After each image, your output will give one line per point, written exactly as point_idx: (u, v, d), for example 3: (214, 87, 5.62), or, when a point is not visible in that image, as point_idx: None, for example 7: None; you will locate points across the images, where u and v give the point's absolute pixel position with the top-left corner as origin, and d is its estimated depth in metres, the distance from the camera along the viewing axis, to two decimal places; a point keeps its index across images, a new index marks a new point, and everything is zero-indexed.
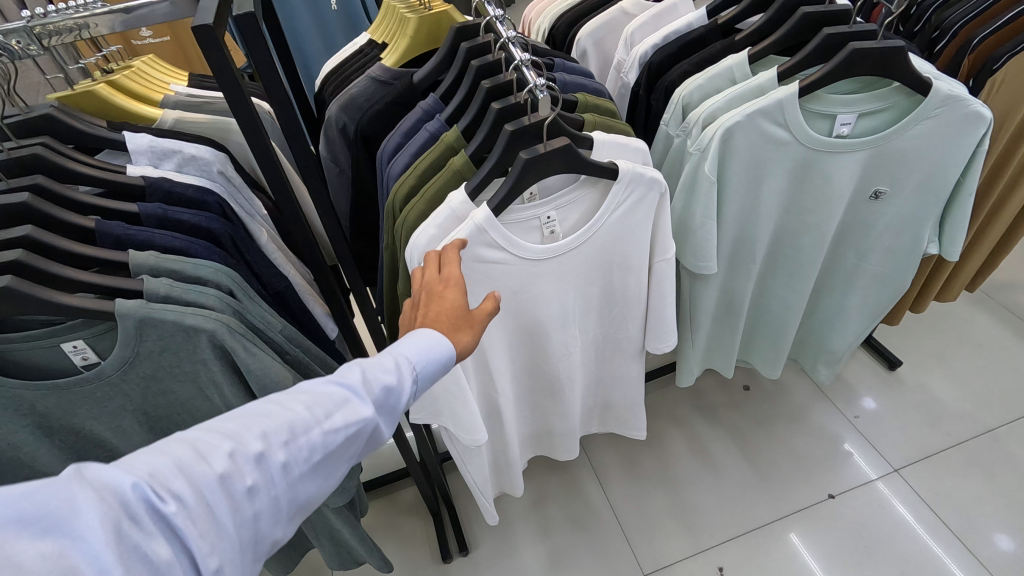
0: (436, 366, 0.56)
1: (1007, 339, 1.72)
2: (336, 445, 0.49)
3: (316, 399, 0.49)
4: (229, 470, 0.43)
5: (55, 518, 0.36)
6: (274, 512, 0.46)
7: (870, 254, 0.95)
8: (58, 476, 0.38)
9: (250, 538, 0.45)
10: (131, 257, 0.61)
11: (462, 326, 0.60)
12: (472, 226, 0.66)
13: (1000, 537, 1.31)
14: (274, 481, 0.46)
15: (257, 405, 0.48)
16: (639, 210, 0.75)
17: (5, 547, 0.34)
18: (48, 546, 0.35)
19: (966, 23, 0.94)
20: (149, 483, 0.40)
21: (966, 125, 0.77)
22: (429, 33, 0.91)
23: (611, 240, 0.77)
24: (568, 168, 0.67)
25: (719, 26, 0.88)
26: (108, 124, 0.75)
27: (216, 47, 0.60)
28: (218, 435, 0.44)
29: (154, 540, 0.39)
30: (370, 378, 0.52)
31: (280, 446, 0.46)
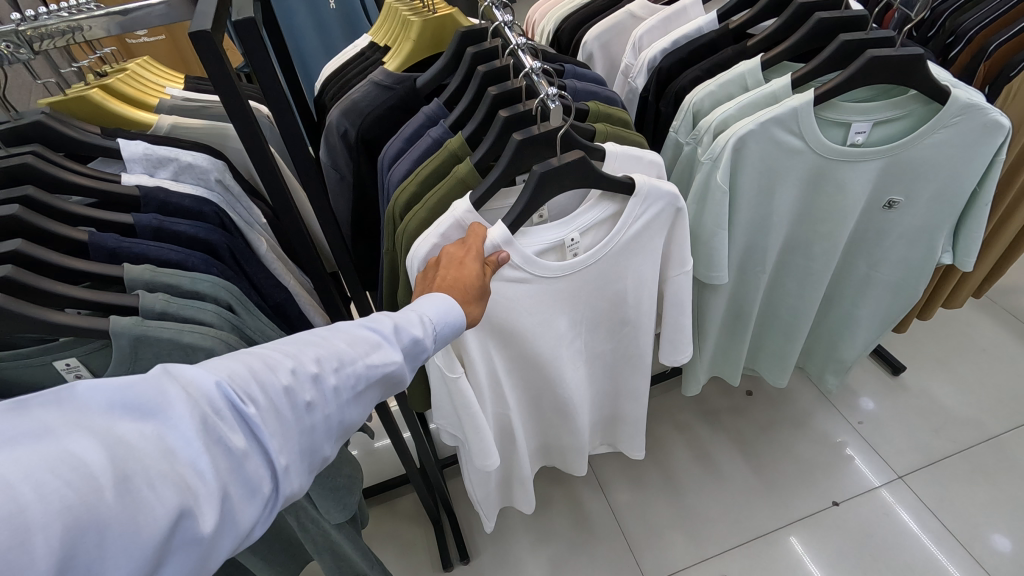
0: (451, 329, 0.57)
1: (1011, 345, 1.71)
2: (386, 371, 0.51)
3: (363, 331, 0.52)
4: (293, 384, 0.45)
5: (155, 404, 0.38)
6: (330, 428, 0.48)
7: (882, 262, 0.93)
8: (153, 370, 0.40)
9: (312, 447, 0.47)
10: (126, 271, 0.59)
11: (475, 299, 0.61)
12: (491, 247, 0.64)
13: (1005, 544, 1.30)
14: (331, 397, 0.48)
15: (311, 332, 0.51)
16: (655, 226, 0.74)
17: (115, 423, 0.37)
18: (148, 427, 0.37)
19: (982, 29, 0.93)
20: (230, 384, 0.42)
21: (985, 133, 0.75)
22: (432, 37, 0.89)
23: (623, 256, 0.75)
24: (583, 183, 0.65)
25: (730, 31, 0.86)
26: (102, 130, 0.73)
27: (214, 51, 0.57)
28: (281, 353, 0.46)
29: (234, 433, 0.41)
30: (401, 330, 0.54)
31: (333, 370, 0.48)
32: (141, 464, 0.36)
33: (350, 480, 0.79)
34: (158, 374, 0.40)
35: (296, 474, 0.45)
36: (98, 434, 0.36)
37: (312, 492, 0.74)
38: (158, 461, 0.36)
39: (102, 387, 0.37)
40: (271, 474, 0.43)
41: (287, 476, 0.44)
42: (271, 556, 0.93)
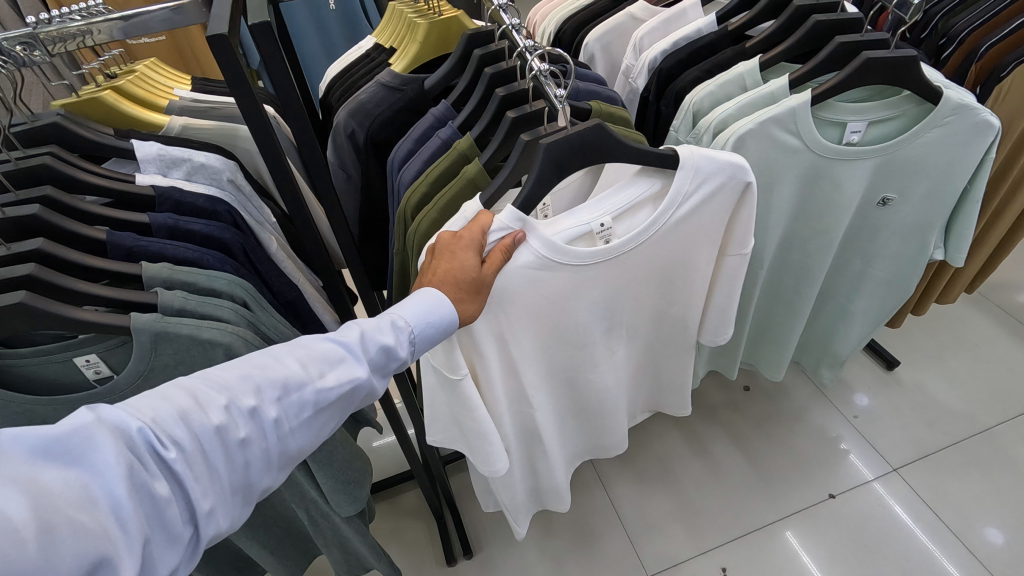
0: (437, 329, 0.61)
1: (1003, 340, 1.74)
2: (323, 404, 0.55)
3: (308, 360, 0.56)
4: (225, 422, 0.49)
5: (78, 452, 0.41)
6: (263, 463, 0.52)
7: (877, 259, 0.95)
8: (78, 414, 0.43)
9: (239, 484, 0.51)
10: (143, 269, 0.60)
11: (469, 295, 0.62)
12: (500, 232, 0.63)
13: (996, 535, 1.33)
14: (265, 432, 0.52)
15: (254, 359, 0.54)
16: (719, 200, 0.74)
17: (38, 473, 0.39)
18: (71, 476, 0.41)
19: (974, 30, 0.95)
20: (152, 428, 0.45)
21: (975, 133, 0.77)
22: (438, 39, 0.91)
23: (681, 232, 0.75)
24: (606, 155, 0.65)
25: (729, 33, 0.88)
26: (115, 131, 0.74)
27: (230, 56, 0.59)
28: (215, 389, 0.50)
29: (157, 480, 0.45)
30: (368, 337, 0.60)
31: (272, 404, 0.52)
32: (64, 514, 0.39)
33: (360, 473, 0.81)
34: (84, 420, 0.42)
35: (221, 513, 0.49)
36: (21, 484, 0.38)
37: (323, 484, 0.76)
38: (80, 510, 0.40)
39: (23, 438, 0.40)
40: (192, 516, 0.47)
41: (210, 517, 0.48)
42: (279, 550, 0.95)
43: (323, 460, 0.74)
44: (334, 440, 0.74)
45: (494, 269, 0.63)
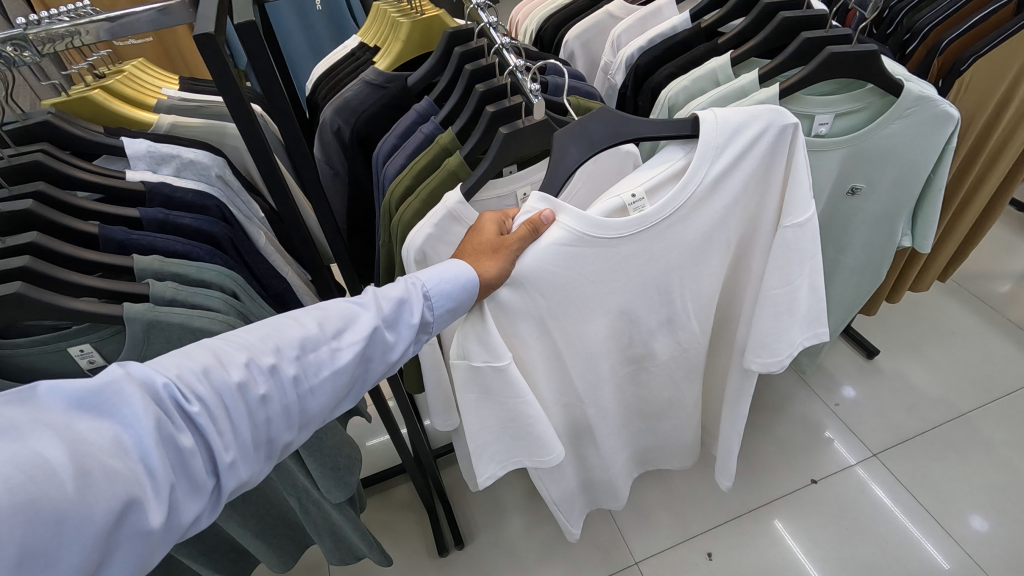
0: (454, 287, 0.63)
1: (977, 327, 1.79)
2: (341, 364, 0.58)
3: (324, 322, 0.59)
4: (246, 379, 0.52)
5: (110, 404, 0.45)
6: (284, 420, 0.55)
7: (849, 246, 0.99)
8: (110, 369, 0.46)
9: (261, 439, 0.54)
10: (135, 261, 0.62)
11: (487, 253, 0.63)
12: (528, 211, 0.63)
13: (974, 517, 1.37)
14: (284, 390, 0.54)
15: (274, 321, 0.57)
16: (762, 153, 0.69)
17: (74, 421, 0.43)
18: (105, 425, 0.44)
19: (936, 25, 0.99)
20: (176, 384, 0.48)
21: (936, 124, 0.80)
22: (420, 37, 0.93)
23: (722, 200, 0.71)
24: (620, 131, 0.66)
25: (702, 30, 0.91)
26: (105, 129, 0.76)
27: (217, 54, 0.61)
28: (236, 348, 0.53)
29: (182, 432, 0.48)
30: (381, 296, 0.62)
31: (290, 363, 0.55)
32: (98, 460, 0.42)
33: (349, 460, 0.83)
34: (117, 374, 0.46)
35: (243, 466, 0.52)
36: (60, 430, 0.42)
37: (313, 471, 0.78)
38: (113, 457, 0.43)
39: (63, 390, 0.43)
40: (215, 469, 0.50)
41: (231, 470, 0.51)
42: (272, 539, 0.97)
43: (313, 446, 0.76)
44: (324, 427, 0.76)
45: (523, 242, 0.63)
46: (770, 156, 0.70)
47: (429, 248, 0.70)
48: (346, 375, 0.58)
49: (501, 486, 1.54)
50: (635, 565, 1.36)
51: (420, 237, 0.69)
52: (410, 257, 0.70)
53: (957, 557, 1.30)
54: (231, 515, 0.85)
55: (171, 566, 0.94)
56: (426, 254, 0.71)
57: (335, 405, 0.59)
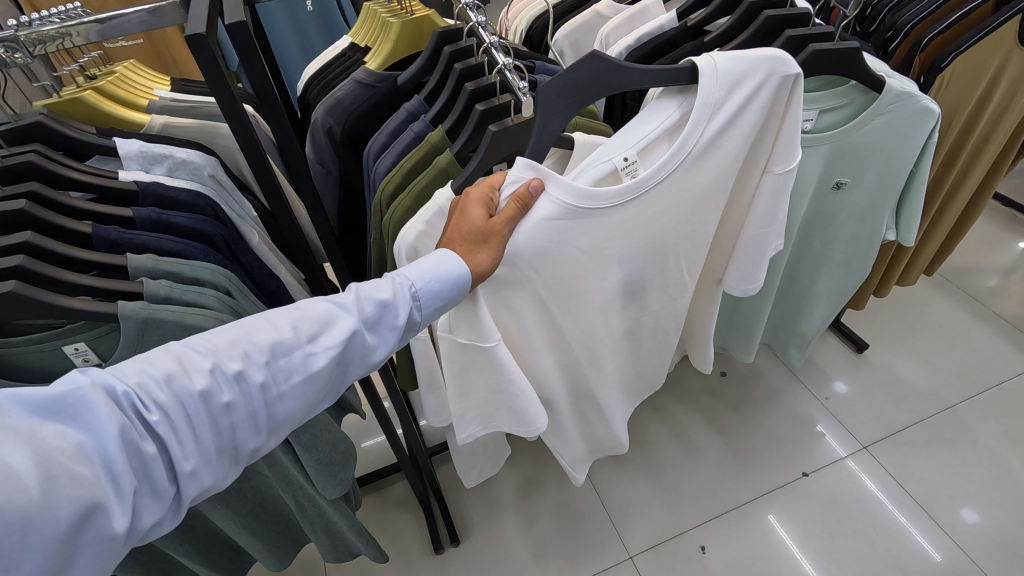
0: (443, 285, 0.63)
1: (965, 320, 1.82)
2: (313, 369, 0.58)
3: (299, 326, 0.59)
4: (211, 387, 0.52)
5: (74, 410, 0.45)
6: (250, 426, 0.55)
7: (835, 240, 1.00)
8: (73, 376, 0.46)
9: (225, 445, 0.54)
10: (129, 260, 0.63)
11: (476, 245, 0.63)
12: (513, 183, 0.64)
13: (963, 508, 1.39)
14: (250, 397, 0.55)
15: (246, 323, 0.57)
16: (758, 104, 0.70)
17: (38, 427, 0.43)
18: (68, 431, 0.44)
19: (917, 23, 1.01)
20: (136, 392, 0.48)
21: (917, 120, 0.83)
22: (411, 36, 0.94)
23: (721, 157, 0.73)
24: (613, 83, 0.66)
25: (689, 28, 0.92)
26: (97, 130, 0.76)
27: (209, 54, 0.62)
28: (204, 353, 0.53)
29: (145, 439, 0.48)
30: (358, 299, 0.62)
31: (259, 369, 0.55)
32: (62, 467, 0.43)
33: (344, 456, 0.83)
34: (80, 382, 0.46)
35: (206, 473, 0.53)
36: (22, 437, 0.42)
37: (308, 467, 0.79)
38: (76, 464, 0.44)
39: (24, 397, 0.43)
40: (178, 475, 0.51)
41: (192, 477, 0.52)
42: (268, 538, 0.97)
43: (308, 443, 0.76)
44: (318, 423, 0.77)
45: (509, 221, 0.63)
46: (773, 102, 0.72)
47: (421, 244, 0.71)
48: (318, 380, 0.58)
49: (496, 483, 1.55)
50: (629, 561, 1.38)
51: (413, 232, 0.69)
52: (401, 254, 0.70)
53: (946, 548, 1.32)
54: (227, 513, 0.86)
55: (166, 565, 0.94)
56: (418, 250, 0.71)
57: (305, 410, 0.60)
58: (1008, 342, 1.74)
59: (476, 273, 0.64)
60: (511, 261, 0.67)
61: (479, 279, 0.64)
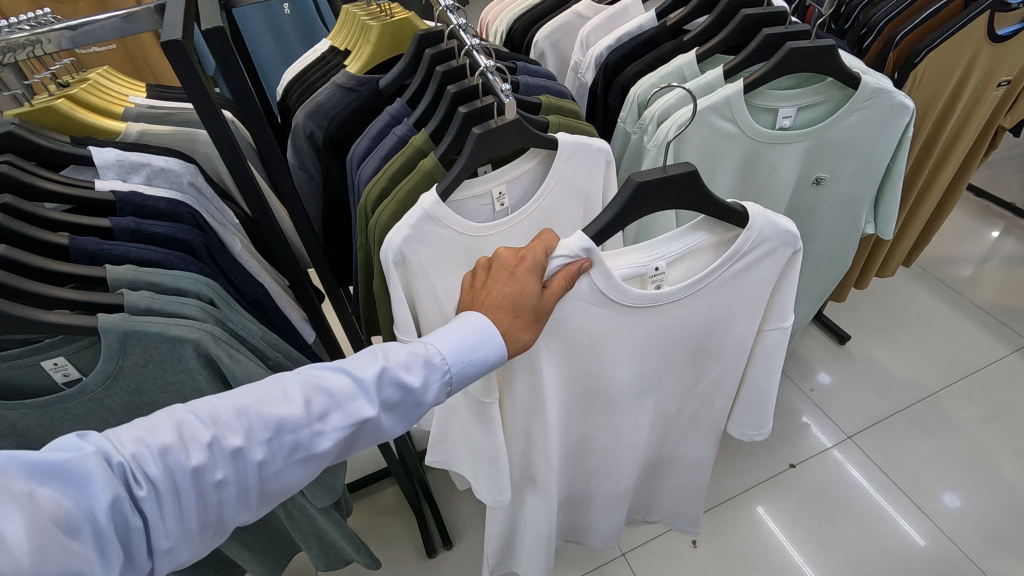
0: (477, 367, 0.61)
1: (943, 309, 1.86)
2: (316, 450, 0.57)
3: (310, 402, 0.57)
4: (205, 463, 0.51)
5: (69, 478, 0.45)
6: (239, 501, 0.55)
7: (816, 235, 1.03)
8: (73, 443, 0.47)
9: (210, 520, 0.54)
10: (108, 271, 0.61)
11: (525, 324, 0.60)
12: (564, 257, 0.60)
13: (945, 493, 1.42)
14: (244, 474, 0.54)
15: (258, 391, 0.56)
16: (765, 266, 0.70)
17: (35, 491, 0.44)
18: (62, 497, 0.45)
19: (890, 20, 1.03)
20: (130, 464, 0.48)
21: (893, 114, 0.84)
22: (391, 39, 0.93)
23: (716, 298, 0.72)
24: (683, 202, 0.65)
25: (668, 28, 0.94)
26: (71, 139, 0.74)
27: (186, 61, 0.61)
28: (205, 423, 0.52)
29: (133, 513, 0.49)
30: (380, 378, 0.59)
31: (259, 447, 0.54)
32: (50, 537, 0.43)
33: (335, 463, 0.83)
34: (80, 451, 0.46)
35: (184, 549, 0.53)
36: (21, 503, 0.43)
37: None
38: (63, 537, 0.44)
39: (22, 460, 0.43)
40: (157, 551, 0.51)
41: (169, 553, 0.52)
42: (256, 549, 0.96)
43: None
44: None
45: (556, 296, 0.60)
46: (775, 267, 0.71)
47: (407, 251, 0.71)
48: (318, 462, 0.57)
49: None
50: (622, 558, 1.38)
51: (398, 238, 0.69)
52: (389, 260, 0.70)
53: (928, 532, 1.35)
54: None
55: None
56: (405, 256, 0.71)
57: (301, 487, 0.59)
58: (984, 330, 1.78)
59: (514, 346, 0.61)
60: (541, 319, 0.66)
61: (515, 353, 0.61)
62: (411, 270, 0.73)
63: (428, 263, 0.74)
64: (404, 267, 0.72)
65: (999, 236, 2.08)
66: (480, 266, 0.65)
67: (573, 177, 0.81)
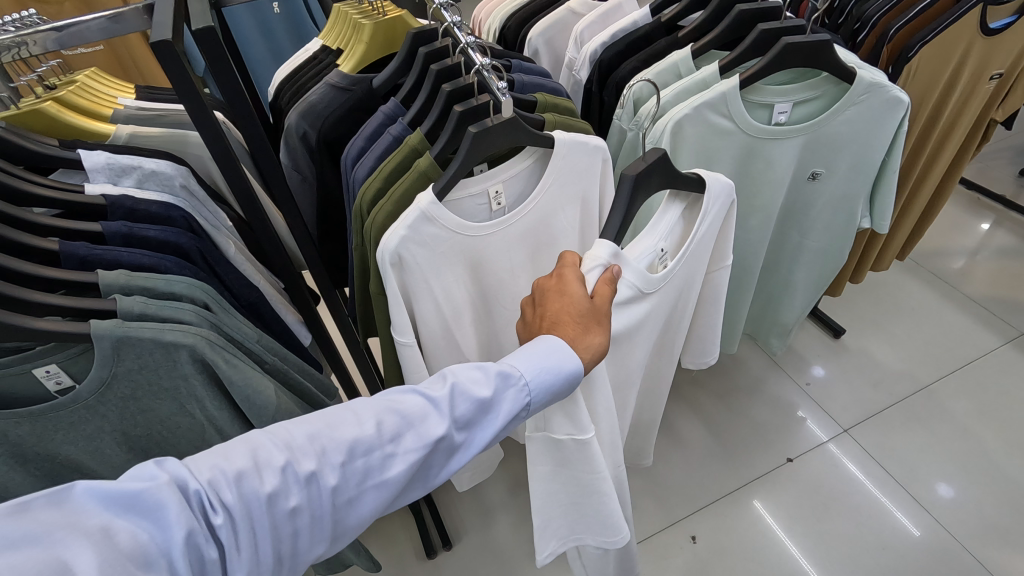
0: (553, 378, 0.59)
1: (935, 302, 1.87)
2: (390, 473, 0.55)
3: (381, 423, 0.56)
4: (279, 489, 0.51)
5: (144, 509, 0.45)
6: (312, 532, 0.53)
7: (811, 230, 1.03)
8: (148, 473, 0.47)
9: (284, 551, 0.52)
10: (100, 276, 0.60)
11: (585, 330, 0.61)
12: (599, 266, 0.62)
13: (940, 484, 1.43)
14: (318, 501, 0.53)
15: (330, 414, 0.56)
16: (717, 220, 0.76)
17: (111, 523, 0.44)
18: (139, 529, 0.44)
19: (884, 14, 1.03)
20: (206, 491, 0.48)
21: (888, 108, 0.85)
22: (384, 37, 0.93)
23: (692, 265, 0.76)
24: (670, 181, 0.67)
25: (662, 24, 0.93)
26: (60, 142, 0.73)
27: (176, 61, 0.60)
28: (279, 447, 0.52)
29: (209, 543, 0.47)
30: (449, 397, 0.59)
31: (332, 471, 0.53)
32: (126, 571, 0.42)
33: None
34: (155, 480, 0.46)
35: None
36: (95, 537, 0.42)
37: None
38: (138, 570, 0.43)
39: (98, 489, 0.44)
40: None
41: None
42: None
43: None
44: None
45: (604, 300, 0.61)
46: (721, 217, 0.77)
47: (404, 251, 0.70)
48: (391, 487, 0.56)
49: (486, 485, 1.55)
50: None
51: (394, 240, 0.68)
52: (386, 261, 0.69)
53: (924, 522, 1.36)
54: None
55: None
56: (401, 257, 0.70)
57: (374, 517, 0.57)
58: (977, 322, 1.79)
59: (590, 353, 0.61)
60: None
61: (593, 360, 0.61)
62: (407, 271, 0.72)
63: (423, 264, 0.73)
64: (401, 268, 0.71)
65: (989, 228, 2.10)
66: (527, 302, 0.68)
67: (571, 174, 0.80)
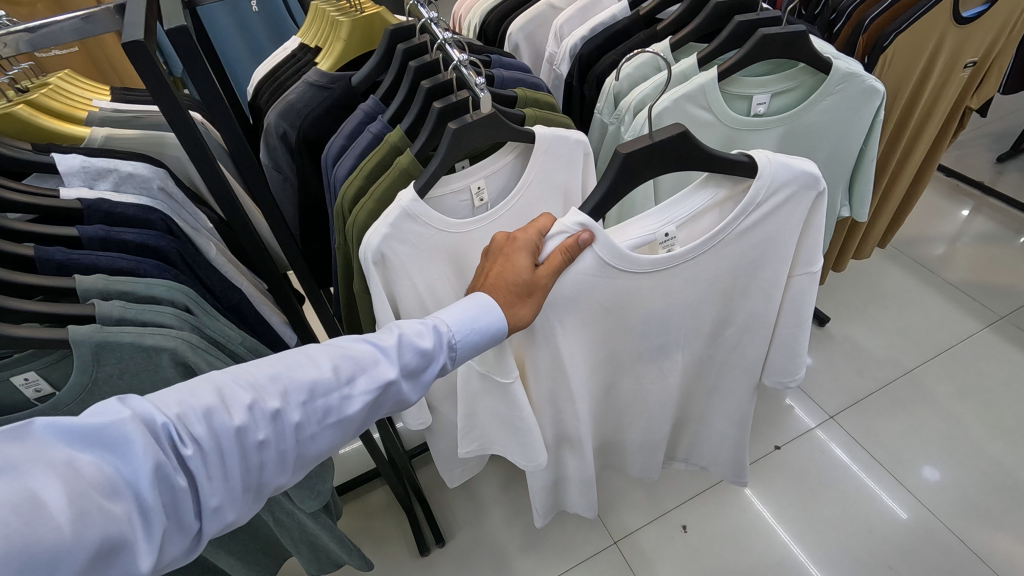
0: (481, 336, 0.63)
1: (917, 288, 1.90)
2: (348, 412, 0.56)
3: (339, 366, 0.57)
4: (247, 424, 0.51)
5: (110, 444, 0.44)
6: (278, 464, 0.54)
7: None
8: (112, 408, 0.45)
9: (251, 483, 0.52)
10: (77, 281, 0.59)
11: (519, 299, 0.63)
12: (562, 233, 0.62)
13: (925, 467, 1.46)
14: (283, 436, 0.53)
15: (289, 358, 0.56)
16: (785, 212, 0.71)
17: (75, 456, 0.42)
18: (105, 462, 0.43)
19: (858, 5, 1.04)
20: (175, 424, 0.47)
21: (865, 98, 0.85)
22: (362, 35, 0.92)
23: (743, 253, 0.74)
24: (684, 162, 0.66)
25: (641, 17, 0.93)
26: (34, 146, 0.72)
27: (147, 59, 0.59)
28: (243, 387, 0.52)
29: (178, 472, 0.47)
30: (399, 344, 0.60)
31: (295, 408, 0.53)
32: (95, 502, 0.41)
33: (322, 466, 0.81)
34: (120, 415, 0.45)
35: (230, 510, 0.51)
36: (61, 471, 0.41)
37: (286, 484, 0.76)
38: (106, 498, 0.42)
39: (59, 425, 0.42)
40: (199, 514, 0.49)
41: (216, 514, 0.50)
42: (245, 555, 0.95)
43: None
44: None
45: (552, 271, 0.62)
46: (799, 212, 0.72)
47: (386, 249, 0.70)
48: (350, 425, 0.57)
49: (479, 482, 1.56)
50: (614, 546, 1.39)
51: (376, 239, 0.68)
52: (368, 259, 0.69)
53: (909, 505, 1.39)
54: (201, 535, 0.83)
55: None
56: (384, 255, 0.70)
57: (332, 453, 0.58)
58: (958, 307, 1.82)
59: (512, 324, 0.63)
60: (562, 297, 0.67)
61: (513, 330, 0.64)
62: (390, 267, 0.72)
63: (407, 261, 0.73)
64: (385, 265, 0.71)
65: (969, 214, 2.13)
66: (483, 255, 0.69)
67: (554, 163, 0.80)
